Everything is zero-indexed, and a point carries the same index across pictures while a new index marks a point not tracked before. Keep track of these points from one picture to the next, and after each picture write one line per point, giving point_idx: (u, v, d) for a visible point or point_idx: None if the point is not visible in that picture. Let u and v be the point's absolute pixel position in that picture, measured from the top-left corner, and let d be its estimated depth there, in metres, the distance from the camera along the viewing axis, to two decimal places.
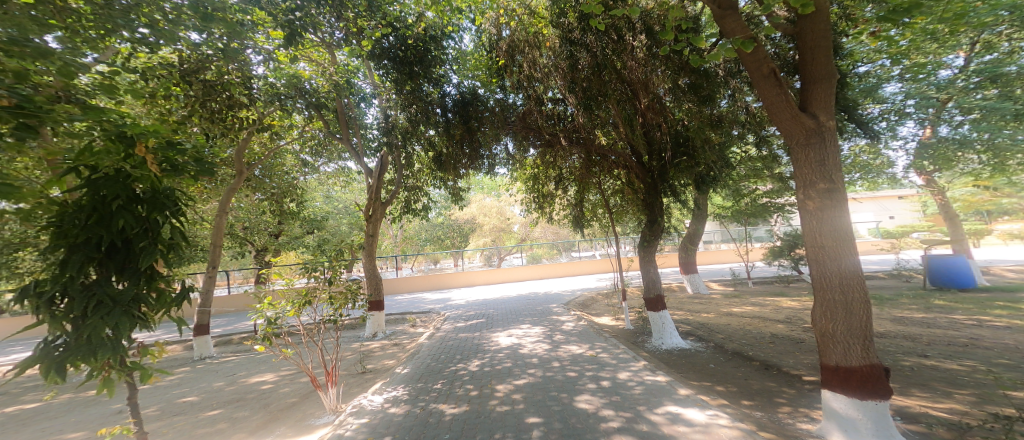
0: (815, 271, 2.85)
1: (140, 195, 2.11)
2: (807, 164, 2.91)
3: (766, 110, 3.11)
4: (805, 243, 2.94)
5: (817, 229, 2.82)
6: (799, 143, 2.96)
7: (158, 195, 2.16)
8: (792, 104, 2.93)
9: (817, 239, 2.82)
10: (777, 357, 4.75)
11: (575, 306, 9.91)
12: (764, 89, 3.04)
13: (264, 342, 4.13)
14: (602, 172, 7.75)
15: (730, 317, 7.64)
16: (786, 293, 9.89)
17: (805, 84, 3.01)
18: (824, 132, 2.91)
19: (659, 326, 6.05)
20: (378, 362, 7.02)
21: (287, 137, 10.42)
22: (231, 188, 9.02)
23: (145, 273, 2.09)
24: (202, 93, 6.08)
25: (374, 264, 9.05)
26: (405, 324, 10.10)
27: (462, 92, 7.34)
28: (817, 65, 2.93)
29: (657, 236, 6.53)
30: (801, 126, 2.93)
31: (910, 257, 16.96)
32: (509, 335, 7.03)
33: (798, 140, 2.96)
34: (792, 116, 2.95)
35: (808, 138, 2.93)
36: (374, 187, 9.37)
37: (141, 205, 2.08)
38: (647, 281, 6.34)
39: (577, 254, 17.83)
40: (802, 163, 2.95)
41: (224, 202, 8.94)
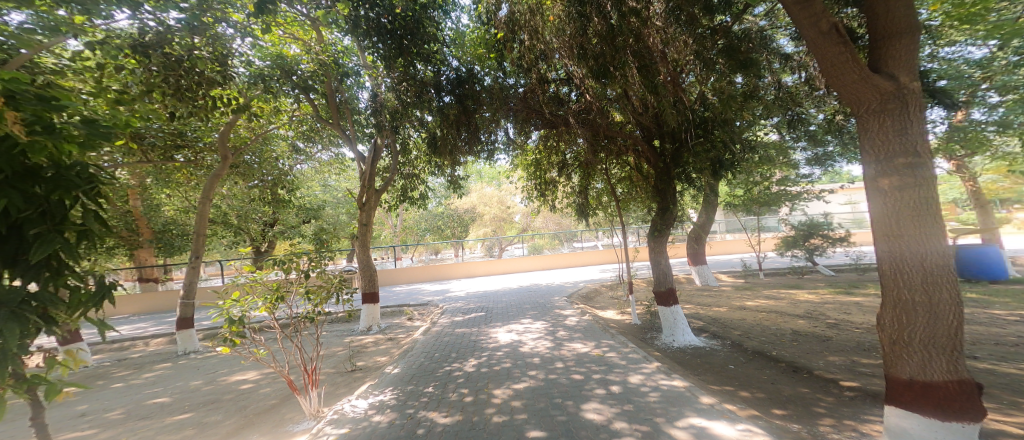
0: (884, 256, 2.44)
1: (36, 172, 1.45)
2: (881, 136, 2.44)
3: (827, 74, 2.67)
4: (874, 229, 2.50)
5: (892, 212, 2.37)
6: (872, 110, 2.47)
7: (64, 172, 1.51)
8: (862, 66, 2.47)
9: (893, 224, 2.36)
10: (805, 358, 4.30)
11: (577, 299, 9.50)
12: (823, 49, 2.61)
13: (230, 342, 3.62)
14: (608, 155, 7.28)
15: (744, 311, 7.19)
16: (801, 285, 9.43)
17: (880, 43, 2.54)
18: (906, 95, 2.41)
19: (670, 323, 5.62)
20: (369, 360, 6.62)
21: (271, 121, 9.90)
22: (215, 174, 8.53)
23: (50, 266, 1.47)
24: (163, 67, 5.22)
25: (369, 255, 8.70)
26: (401, 318, 9.72)
27: (458, 70, 6.85)
28: (893, 19, 2.49)
29: (669, 225, 6.03)
30: (875, 90, 2.44)
31: None
32: (509, 330, 6.60)
33: (870, 107, 2.48)
34: (860, 78, 2.48)
35: (884, 104, 2.43)
36: (367, 174, 8.93)
37: (38, 185, 1.44)
38: (658, 272, 5.89)
39: (580, 244, 17.39)
40: (874, 132, 2.48)
41: (206, 191, 8.48)
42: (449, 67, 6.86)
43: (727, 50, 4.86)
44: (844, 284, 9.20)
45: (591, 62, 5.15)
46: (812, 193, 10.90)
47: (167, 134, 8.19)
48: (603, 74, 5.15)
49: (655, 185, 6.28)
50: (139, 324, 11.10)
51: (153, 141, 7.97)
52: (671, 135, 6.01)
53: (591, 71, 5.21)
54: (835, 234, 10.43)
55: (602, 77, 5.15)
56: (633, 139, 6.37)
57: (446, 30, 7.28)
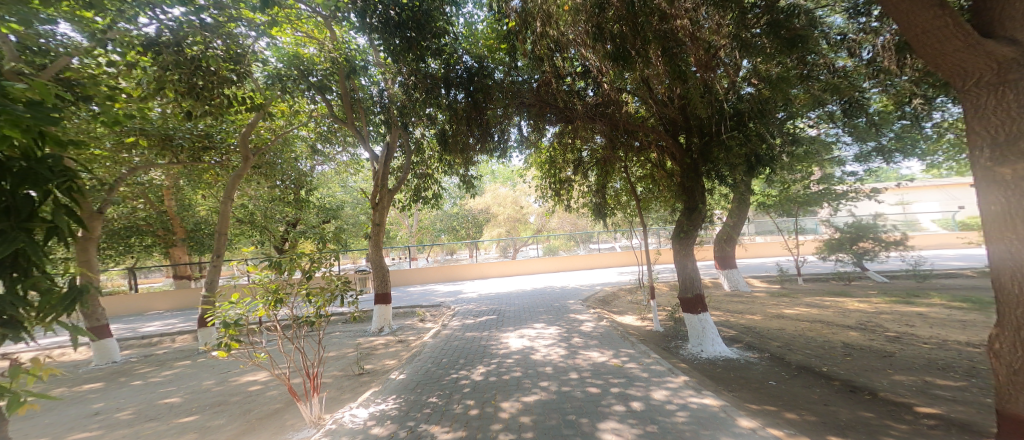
0: (1002, 262, 2.14)
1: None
2: (1001, 114, 2.08)
3: (918, 41, 2.37)
4: (987, 227, 2.19)
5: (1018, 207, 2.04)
6: (989, 82, 2.14)
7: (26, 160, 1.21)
8: (970, 32, 2.14)
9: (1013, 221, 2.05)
10: (862, 377, 3.70)
11: (595, 303, 9.02)
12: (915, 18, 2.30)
13: (224, 346, 3.39)
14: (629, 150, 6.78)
15: (781, 319, 6.54)
16: (847, 292, 8.59)
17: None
18: None
19: (698, 331, 5.09)
20: (377, 363, 6.40)
21: (284, 119, 9.93)
22: (237, 174, 8.56)
23: (19, 266, 1.20)
24: (172, 64, 5.07)
25: (381, 255, 8.57)
26: (414, 319, 9.52)
27: (469, 61, 6.52)
28: None
29: (696, 226, 5.47)
30: (991, 59, 2.11)
31: None
32: (522, 335, 6.23)
33: (985, 80, 2.15)
34: (967, 45, 2.16)
35: (1003, 75, 2.08)
36: (380, 173, 8.80)
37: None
38: (683, 277, 5.37)
39: (599, 246, 16.81)
40: (992, 109, 2.13)
41: (229, 190, 8.49)
42: (460, 61, 6.53)
43: (772, 28, 4.31)
44: (896, 291, 8.31)
45: (608, 43, 4.65)
46: (857, 192, 9.97)
47: (195, 137, 8.28)
48: (621, 57, 4.74)
49: (680, 183, 5.75)
50: (166, 321, 11.38)
51: (178, 142, 8.09)
52: (697, 130, 5.54)
53: (608, 56, 4.82)
54: (884, 237, 9.49)
55: (620, 60, 4.75)
56: (656, 134, 5.87)
57: (458, 24, 7.06)
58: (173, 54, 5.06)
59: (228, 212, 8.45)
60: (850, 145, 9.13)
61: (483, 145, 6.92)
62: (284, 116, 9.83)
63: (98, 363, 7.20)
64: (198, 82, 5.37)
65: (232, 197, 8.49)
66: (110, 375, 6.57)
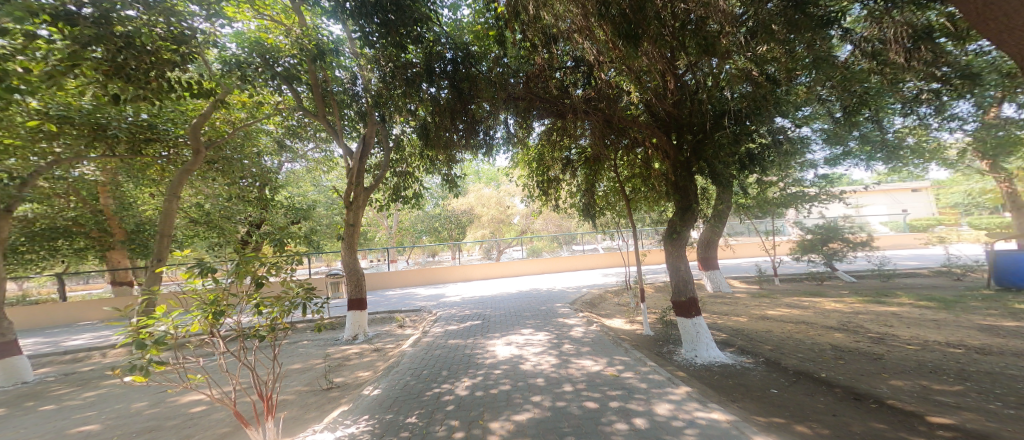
0: None
1: None
2: None
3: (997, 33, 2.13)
4: None
5: None
6: None
7: None
8: None
9: None
10: (863, 383, 3.60)
11: (580, 305, 8.82)
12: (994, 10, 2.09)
13: (143, 371, 2.68)
14: (615, 146, 6.67)
15: (767, 321, 6.52)
16: (822, 292, 8.78)
17: None
18: None
19: (691, 336, 4.94)
20: (348, 375, 5.88)
21: (244, 110, 9.19)
22: (184, 169, 7.76)
23: None
24: (95, 40, 4.32)
25: (356, 258, 8.05)
26: (390, 324, 9.00)
27: (454, 45, 6.10)
28: None
29: (689, 226, 5.33)
30: None
31: (958, 252, 15.65)
32: (508, 343, 5.90)
33: None
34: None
35: None
36: (354, 170, 8.16)
37: None
38: (675, 281, 5.22)
39: (579, 247, 16.72)
40: None
41: (174, 186, 7.70)
42: (444, 47, 6.10)
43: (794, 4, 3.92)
44: (867, 291, 8.56)
45: (615, 19, 4.10)
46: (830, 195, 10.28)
47: (131, 125, 7.59)
48: (633, 33, 4.08)
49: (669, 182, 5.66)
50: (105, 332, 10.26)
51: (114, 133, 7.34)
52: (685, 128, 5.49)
53: (616, 32, 4.17)
54: (852, 238, 9.86)
55: (632, 38, 4.11)
56: (647, 130, 5.72)
57: (443, 12, 6.66)
58: (92, 27, 4.33)
59: (175, 211, 7.64)
60: (822, 149, 9.42)
61: (466, 142, 6.71)
62: (244, 106, 9.11)
63: (3, 385, 6.32)
64: (129, 63, 4.75)
65: (179, 194, 7.76)
66: (28, 397, 5.74)
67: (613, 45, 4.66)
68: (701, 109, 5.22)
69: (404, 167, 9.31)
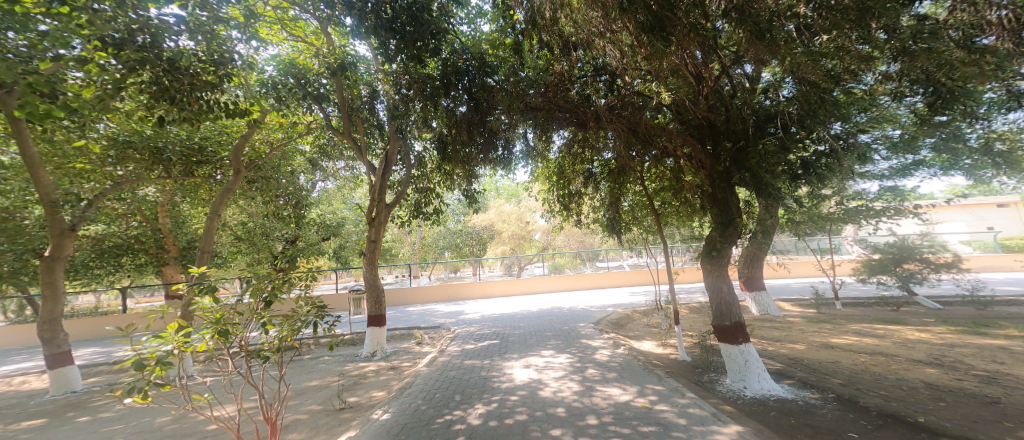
0: None
1: None
2: None
3: None
4: None
5: None
6: None
7: None
8: None
9: None
10: (977, 432, 2.82)
11: (609, 326, 8.17)
12: None
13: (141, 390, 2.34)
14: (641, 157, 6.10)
15: (830, 350, 5.60)
16: (899, 319, 7.57)
17: None
18: None
19: (739, 366, 4.21)
20: (362, 395, 5.57)
21: (277, 130, 9.60)
22: (227, 190, 7.91)
23: None
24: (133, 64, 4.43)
25: (377, 273, 7.96)
26: (411, 342, 8.73)
27: (468, 54, 5.96)
28: None
29: (731, 244, 4.61)
30: None
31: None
32: (527, 365, 5.39)
33: None
34: None
35: None
36: (377, 185, 8.26)
37: None
38: (715, 305, 4.53)
39: (604, 264, 15.92)
40: None
41: (218, 204, 7.93)
42: (461, 57, 5.94)
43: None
44: (959, 319, 7.28)
45: (639, 11, 3.55)
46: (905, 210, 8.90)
47: (184, 148, 7.82)
48: (662, 25, 3.44)
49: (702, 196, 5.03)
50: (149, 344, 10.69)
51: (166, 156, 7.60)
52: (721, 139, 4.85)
53: (640, 26, 3.59)
54: (934, 259, 8.52)
55: (661, 31, 3.47)
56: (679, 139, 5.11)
57: (461, 26, 6.62)
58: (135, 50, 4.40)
59: (214, 228, 7.86)
60: (886, 158, 8.35)
61: (487, 156, 6.52)
62: (278, 126, 9.52)
63: (55, 394, 6.59)
64: (169, 84, 4.68)
65: (219, 212, 7.98)
66: (66, 407, 5.88)
67: (639, 43, 4.12)
68: (743, 115, 4.54)
69: (425, 181, 9.28)
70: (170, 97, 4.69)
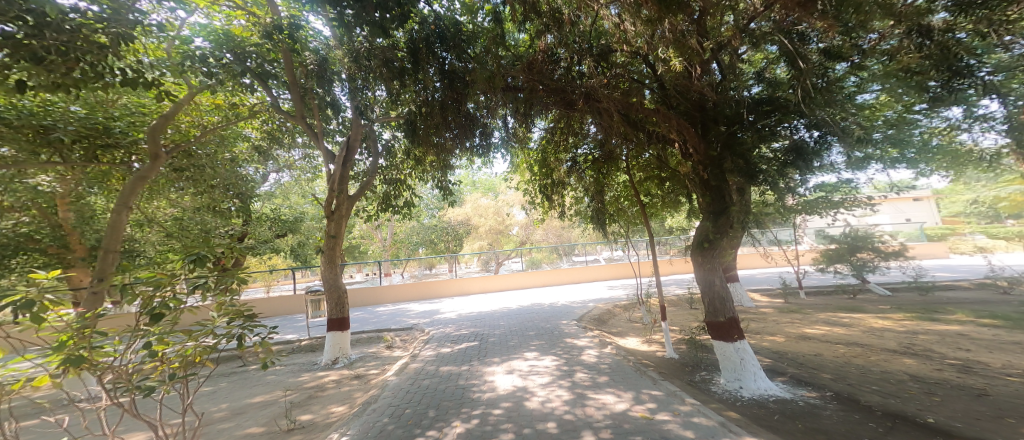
0: None
1: None
2: None
3: None
4: None
5: None
6: None
7: None
8: None
9: None
10: (988, 433, 2.72)
11: (589, 322, 7.94)
12: None
13: None
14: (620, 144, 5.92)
15: (810, 343, 5.63)
16: (861, 308, 7.90)
17: None
18: None
19: (735, 364, 4.03)
20: (318, 411, 4.92)
21: (216, 112, 8.60)
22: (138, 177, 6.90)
23: None
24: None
25: (338, 271, 7.27)
26: (377, 345, 8.08)
27: (439, 21, 5.38)
28: None
29: (725, 235, 4.39)
30: None
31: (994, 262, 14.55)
32: (510, 371, 4.98)
33: None
34: None
35: None
36: (337, 175, 7.39)
37: None
38: (708, 300, 4.33)
39: (579, 259, 15.89)
40: None
41: (125, 198, 6.83)
42: (432, 23, 5.34)
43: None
44: (914, 306, 7.67)
45: None
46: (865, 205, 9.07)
47: (80, 128, 6.72)
48: None
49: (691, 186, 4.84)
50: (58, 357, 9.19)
51: (56, 136, 6.45)
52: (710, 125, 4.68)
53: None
54: (885, 248, 8.95)
55: None
56: (673, 123, 4.75)
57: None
58: None
59: (122, 223, 6.70)
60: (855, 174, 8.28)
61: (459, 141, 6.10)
62: (215, 108, 8.60)
63: None
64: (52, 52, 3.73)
65: (129, 204, 6.72)
66: None
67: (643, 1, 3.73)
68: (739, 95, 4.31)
69: (394, 171, 8.60)
70: (32, 55, 3.66)
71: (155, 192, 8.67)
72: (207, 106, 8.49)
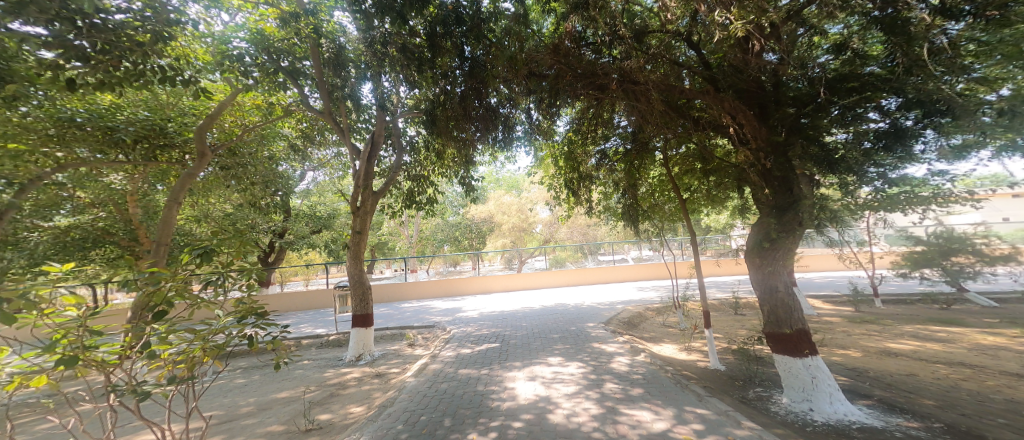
0: None
1: None
2: None
3: None
4: None
5: None
6: None
7: None
8: None
9: None
10: None
11: (621, 325, 7.30)
12: None
13: None
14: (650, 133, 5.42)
15: (892, 359, 4.69)
16: (957, 320, 6.63)
17: None
18: None
19: (803, 383, 3.29)
20: (337, 411, 4.68)
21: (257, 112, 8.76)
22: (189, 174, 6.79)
23: None
24: None
25: (362, 268, 7.12)
26: (401, 343, 7.90)
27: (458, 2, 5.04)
28: None
29: (792, 232, 3.62)
30: None
31: None
32: (533, 377, 4.51)
33: None
34: None
35: None
36: (361, 171, 7.28)
37: None
38: (769, 308, 3.61)
39: (604, 258, 15.07)
40: None
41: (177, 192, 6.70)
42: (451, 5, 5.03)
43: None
44: None
45: None
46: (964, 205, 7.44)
47: (140, 129, 6.80)
48: None
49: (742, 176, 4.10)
50: None
51: (120, 135, 6.55)
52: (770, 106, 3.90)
53: None
54: (990, 252, 7.15)
55: None
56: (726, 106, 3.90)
57: None
58: None
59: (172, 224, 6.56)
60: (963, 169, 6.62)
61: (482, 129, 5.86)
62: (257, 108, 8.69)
63: None
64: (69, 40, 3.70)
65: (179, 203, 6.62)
66: None
67: None
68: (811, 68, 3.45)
69: (417, 166, 8.44)
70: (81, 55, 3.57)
71: (200, 190, 9.04)
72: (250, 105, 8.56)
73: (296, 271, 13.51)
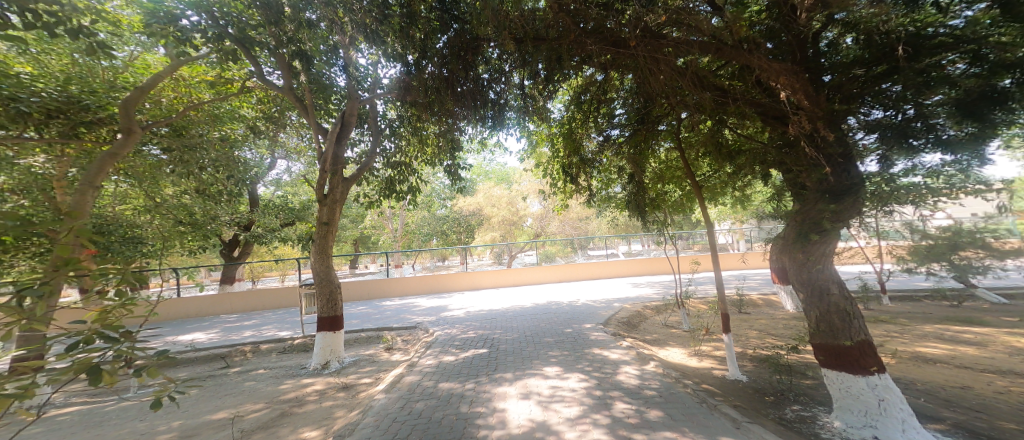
0: None
1: None
2: None
3: None
4: None
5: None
6: None
7: None
8: None
9: None
10: None
11: (620, 326, 6.66)
12: None
13: None
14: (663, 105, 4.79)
15: (930, 367, 4.13)
16: (976, 319, 6.20)
17: None
18: None
19: (866, 402, 2.69)
20: (286, 437, 3.83)
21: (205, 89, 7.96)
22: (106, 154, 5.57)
23: None
24: None
25: (330, 263, 6.24)
26: (376, 347, 7.06)
27: None
28: None
29: (845, 221, 2.99)
30: None
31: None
32: (526, 395, 3.76)
33: None
34: None
35: None
36: (328, 154, 6.29)
37: None
38: (822, 314, 2.98)
39: (595, 253, 14.43)
40: None
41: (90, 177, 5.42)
42: None
43: None
44: None
45: None
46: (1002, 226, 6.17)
47: (48, 101, 5.80)
48: None
49: (785, 159, 3.40)
50: None
51: (21, 107, 5.50)
52: (816, 76, 3.31)
53: None
54: None
55: None
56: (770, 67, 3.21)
57: None
58: None
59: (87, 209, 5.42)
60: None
61: (449, 99, 5.23)
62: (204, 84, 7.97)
63: None
64: None
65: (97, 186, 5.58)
66: None
67: None
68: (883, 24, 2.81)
69: (399, 154, 7.56)
70: None
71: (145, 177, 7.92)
72: (194, 80, 7.78)
73: (268, 266, 12.54)
